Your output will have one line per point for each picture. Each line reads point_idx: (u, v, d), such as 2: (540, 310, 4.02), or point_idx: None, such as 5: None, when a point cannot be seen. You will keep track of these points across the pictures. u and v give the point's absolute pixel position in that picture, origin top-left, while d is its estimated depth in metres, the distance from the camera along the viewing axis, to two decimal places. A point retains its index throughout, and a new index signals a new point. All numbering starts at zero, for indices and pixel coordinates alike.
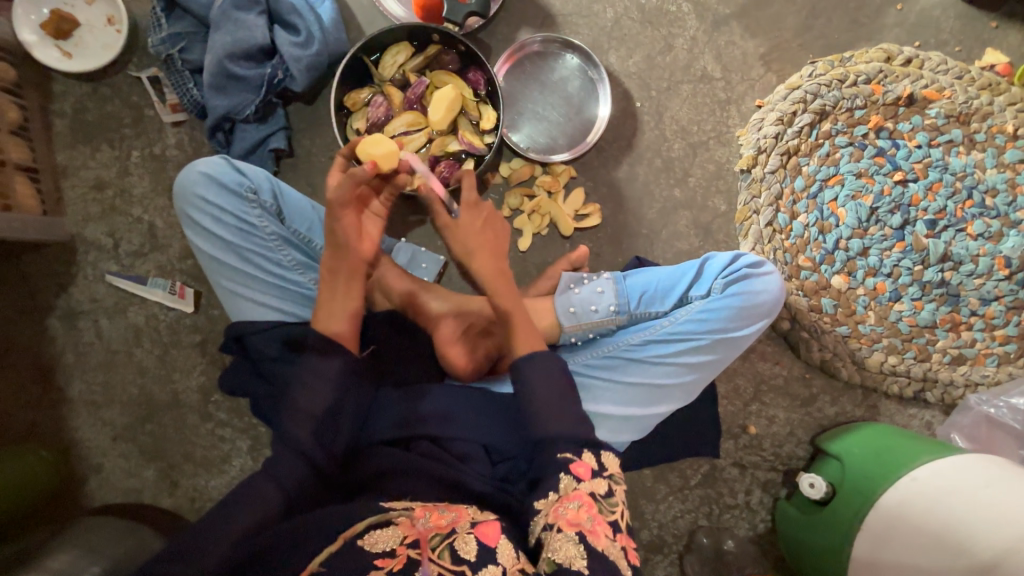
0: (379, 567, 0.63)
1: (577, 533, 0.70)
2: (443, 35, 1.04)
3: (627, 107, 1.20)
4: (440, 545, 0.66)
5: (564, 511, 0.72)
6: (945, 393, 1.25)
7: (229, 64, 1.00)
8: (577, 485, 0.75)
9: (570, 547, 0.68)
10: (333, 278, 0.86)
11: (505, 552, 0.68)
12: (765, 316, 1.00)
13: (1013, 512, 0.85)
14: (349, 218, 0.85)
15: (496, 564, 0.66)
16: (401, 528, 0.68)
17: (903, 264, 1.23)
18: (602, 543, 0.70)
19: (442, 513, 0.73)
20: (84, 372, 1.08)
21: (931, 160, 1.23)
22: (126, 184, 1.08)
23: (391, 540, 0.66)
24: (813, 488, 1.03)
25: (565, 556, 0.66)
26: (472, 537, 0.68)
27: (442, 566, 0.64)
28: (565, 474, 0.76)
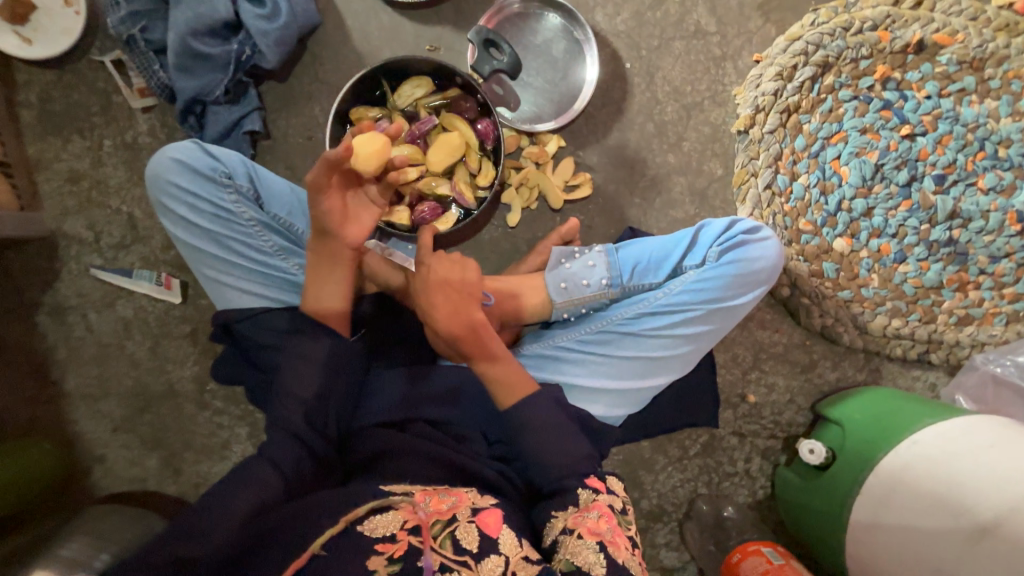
0: (379, 552, 0.62)
1: (597, 542, 0.71)
2: (464, 79, 0.98)
3: (616, 70, 1.14)
4: (441, 533, 0.65)
5: (584, 519, 0.74)
6: (949, 354, 1.22)
7: (193, 42, 0.95)
8: (596, 497, 0.78)
9: (590, 553, 0.69)
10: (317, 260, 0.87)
11: (507, 540, 0.68)
12: (763, 283, 0.96)
13: (1015, 470, 0.84)
14: (332, 204, 0.83)
15: (499, 555, 0.66)
16: (402, 513, 0.67)
17: (909, 223, 1.18)
18: (622, 554, 0.71)
19: (443, 498, 0.72)
20: (79, 367, 1.08)
21: (942, 111, 1.16)
22: (101, 175, 1.05)
23: (392, 525, 0.65)
24: (811, 454, 1.02)
25: (584, 561, 0.68)
26: (474, 526, 0.67)
27: (444, 556, 0.62)
28: (584, 488, 0.79)
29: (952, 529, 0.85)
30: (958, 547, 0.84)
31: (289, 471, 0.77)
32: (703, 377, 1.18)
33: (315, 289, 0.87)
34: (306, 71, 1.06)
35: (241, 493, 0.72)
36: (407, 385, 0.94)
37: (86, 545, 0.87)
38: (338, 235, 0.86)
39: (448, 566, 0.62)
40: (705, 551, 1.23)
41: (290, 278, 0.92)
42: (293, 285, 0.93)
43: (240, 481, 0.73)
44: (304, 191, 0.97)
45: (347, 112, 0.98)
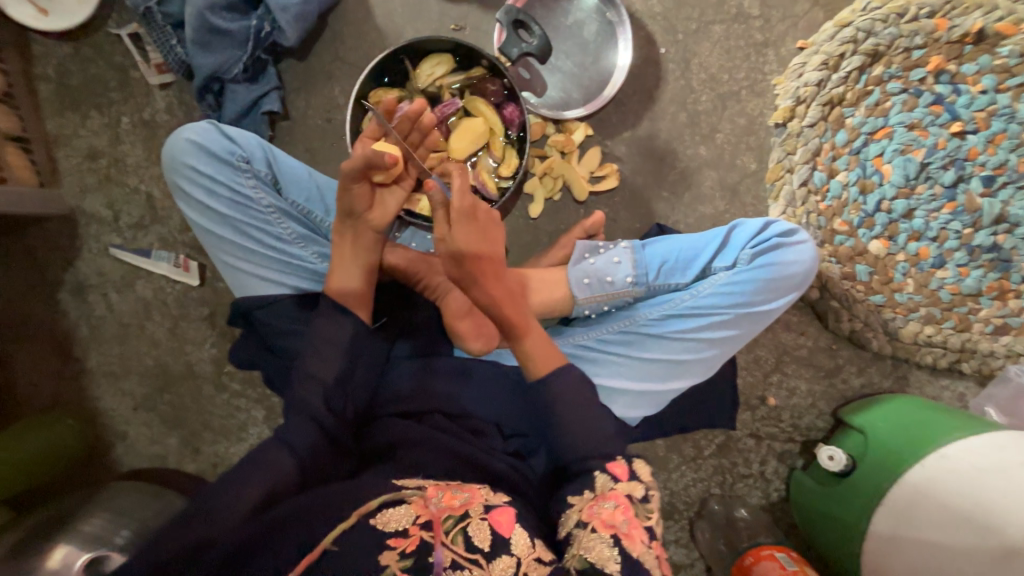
0: (390, 546, 0.59)
1: (611, 536, 0.67)
2: (489, 60, 0.93)
3: (649, 55, 1.08)
4: (453, 528, 0.62)
5: (598, 510, 0.71)
6: (982, 364, 1.18)
7: (210, 16, 0.91)
8: (613, 485, 0.75)
9: (603, 548, 0.65)
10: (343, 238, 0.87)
11: (519, 540, 0.65)
12: (794, 289, 0.93)
13: None
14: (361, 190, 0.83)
15: (511, 555, 0.62)
16: (414, 507, 0.65)
17: (952, 227, 1.12)
18: (638, 548, 0.66)
19: (455, 495, 0.70)
20: (100, 345, 1.09)
21: (997, 107, 1.08)
22: (120, 153, 1.04)
23: (404, 518, 0.62)
24: (831, 461, 1.01)
25: (598, 557, 0.64)
26: (486, 524, 0.65)
27: (455, 552, 0.59)
28: (601, 473, 0.76)
29: (977, 548, 0.82)
30: (983, 567, 0.80)
31: (306, 459, 0.76)
32: (723, 378, 1.16)
33: (340, 270, 0.87)
34: (327, 50, 1.03)
35: (257, 477, 0.71)
36: (419, 371, 0.94)
37: (108, 522, 0.89)
38: (362, 217, 0.86)
39: (460, 563, 0.59)
40: (715, 550, 1.22)
41: (309, 267, 0.91)
42: (311, 274, 0.91)
43: (257, 465, 0.72)
44: (322, 178, 0.95)
45: (367, 93, 0.94)
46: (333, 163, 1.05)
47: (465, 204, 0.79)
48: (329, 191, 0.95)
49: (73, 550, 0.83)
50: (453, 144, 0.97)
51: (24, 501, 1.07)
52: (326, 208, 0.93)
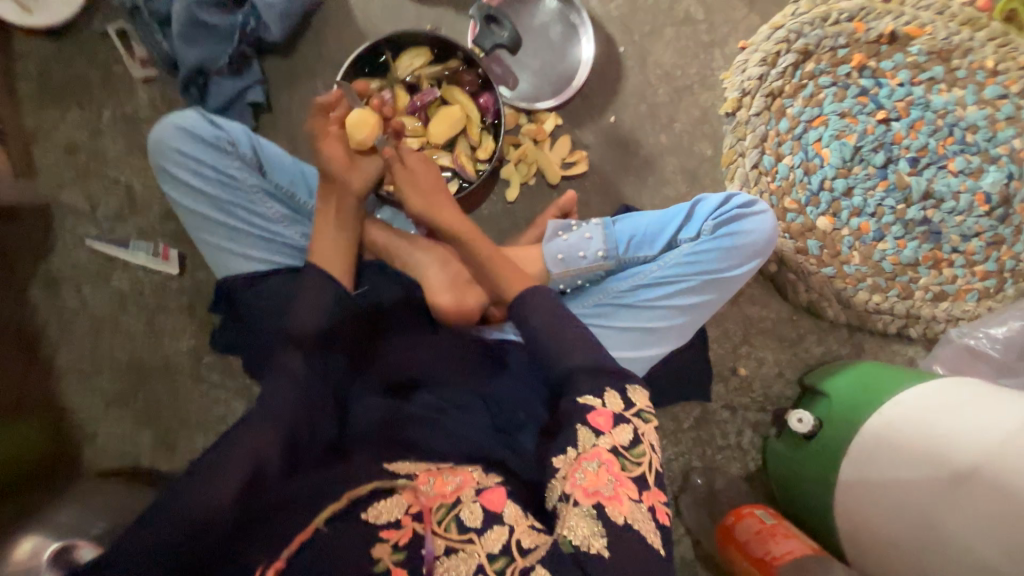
0: (385, 539, 0.62)
1: (595, 505, 0.66)
2: (464, 52, 1.01)
3: (610, 53, 1.18)
4: (444, 518, 0.66)
5: (582, 478, 0.69)
6: (926, 328, 1.29)
7: (198, 11, 0.97)
8: (596, 441, 0.71)
9: (586, 522, 0.65)
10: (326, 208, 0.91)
11: (511, 511, 0.68)
12: (759, 255, 1.01)
13: (984, 420, 0.87)
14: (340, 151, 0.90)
15: (503, 525, 0.66)
16: (405, 496, 0.66)
17: (886, 203, 1.24)
18: (625, 508, 0.67)
19: (447, 478, 0.73)
20: (71, 340, 1.06)
21: (913, 98, 1.23)
22: (100, 146, 1.05)
23: (396, 510, 0.65)
24: (800, 423, 1.09)
25: (583, 538, 0.63)
26: (478, 505, 0.68)
27: (447, 539, 0.64)
28: (582, 428, 0.73)
29: (932, 477, 0.88)
30: (939, 494, 0.86)
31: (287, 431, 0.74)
32: (695, 350, 1.22)
33: (319, 241, 0.89)
34: (310, 47, 1.09)
35: (235, 451, 0.68)
36: (406, 351, 0.96)
37: (79, 514, 0.85)
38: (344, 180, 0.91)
39: (453, 547, 0.64)
40: (699, 523, 1.25)
41: (293, 245, 0.93)
42: (295, 251, 0.93)
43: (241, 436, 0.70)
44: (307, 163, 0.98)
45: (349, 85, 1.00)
46: (316, 153, 1.09)
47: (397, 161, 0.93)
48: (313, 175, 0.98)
49: (42, 541, 0.79)
50: (431, 129, 1.03)
51: None
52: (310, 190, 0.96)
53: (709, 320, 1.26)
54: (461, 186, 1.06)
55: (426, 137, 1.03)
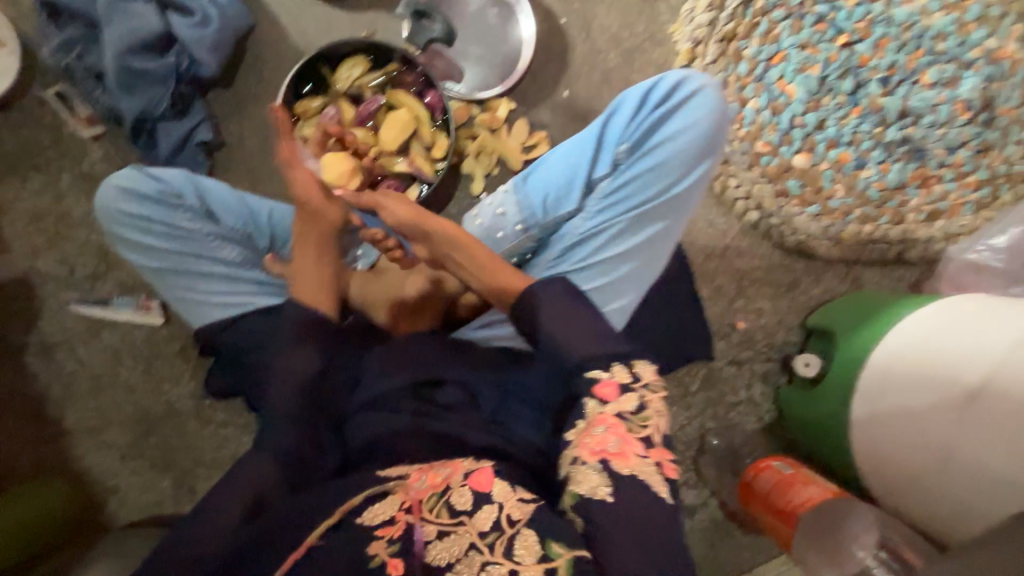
0: (380, 536, 0.64)
1: (600, 462, 0.67)
2: (399, 53, 0.99)
3: (552, 26, 1.15)
4: (436, 505, 0.65)
5: (589, 439, 0.69)
6: (924, 250, 1.25)
7: (128, 60, 0.95)
8: (602, 408, 0.71)
9: (593, 477, 0.66)
10: (304, 236, 0.91)
11: (500, 489, 0.67)
12: (701, 154, 0.93)
13: (989, 331, 0.84)
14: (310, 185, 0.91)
15: (493, 503, 0.66)
16: (399, 495, 0.68)
17: (862, 129, 1.20)
18: (630, 463, 0.67)
19: (439, 470, 0.72)
20: (74, 402, 1.08)
21: (874, 15, 1.18)
22: (65, 208, 1.06)
23: (391, 508, 0.66)
24: (807, 367, 1.13)
25: (589, 488, 0.65)
26: (467, 489, 0.67)
27: (439, 524, 0.64)
28: (589, 398, 0.72)
29: (941, 400, 0.85)
30: (949, 416, 0.84)
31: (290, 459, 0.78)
32: (689, 311, 1.20)
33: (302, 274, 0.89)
34: (251, 75, 1.08)
35: (237, 492, 0.74)
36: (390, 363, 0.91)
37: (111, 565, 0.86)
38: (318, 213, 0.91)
39: (445, 530, 0.63)
40: (723, 482, 1.23)
41: (257, 284, 0.96)
42: (261, 289, 0.96)
43: (240, 475, 0.75)
44: (255, 200, 1.00)
45: (293, 106, 1.00)
46: (276, 180, 1.09)
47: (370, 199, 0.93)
48: (262, 208, 0.99)
49: None
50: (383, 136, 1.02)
51: None
52: (262, 225, 0.98)
53: (698, 278, 1.24)
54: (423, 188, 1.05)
55: (379, 145, 1.02)
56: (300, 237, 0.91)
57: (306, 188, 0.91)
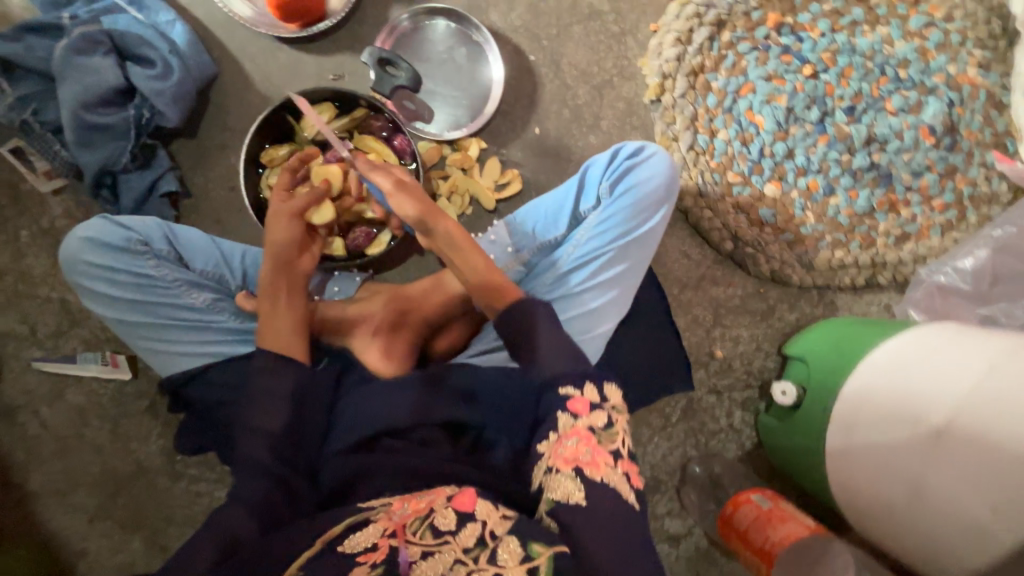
0: (362, 563, 0.61)
1: (573, 469, 0.70)
2: (365, 100, 0.98)
3: (521, 64, 1.15)
4: (420, 526, 0.63)
5: (562, 449, 0.72)
6: (895, 273, 1.26)
7: (85, 115, 0.93)
8: (574, 422, 0.73)
9: (569, 482, 0.69)
10: (275, 283, 0.87)
11: (483, 507, 0.66)
12: (663, 200, 1.02)
13: (948, 369, 0.87)
14: (290, 230, 0.88)
15: (476, 521, 0.64)
16: (381, 523, 0.65)
17: (830, 157, 1.22)
18: (602, 472, 0.70)
19: (421, 497, 0.70)
20: (40, 464, 1.05)
21: (838, 45, 1.20)
22: (24, 267, 1.03)
23: (372, 535, 0.63)
24: (784, 395, 1.07)
25: (564, 492, 0.68)
26: (450, 509, 0.65)
27: (424, 545, 0.62)
28: (561, 413, 0.74)
29: (910, 439, 0.87)
30: (918, 453, 0.85)
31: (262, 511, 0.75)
32: (667, 343, 1.20)
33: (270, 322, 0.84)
34: (215, 123, 1.06)
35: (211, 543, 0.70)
36: (361, 399, 0.88)
37: None
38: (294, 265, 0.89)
39: (429, 551, 0.61)
40: (705, 511, 1.24)
41: (230, 329, 0.91)
42: (234, 335, 0.91)
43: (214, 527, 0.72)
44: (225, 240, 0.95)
45: (258, 155, 0.98)
46: (245, 228, 1.07)
47: (391, 180, 0.86)
48: (233, 250, 0.95)
49: None
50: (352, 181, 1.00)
51: None
52: (235, 268, 0.94)
53: (675, 309, 1.24)
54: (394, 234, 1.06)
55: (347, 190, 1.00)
56: (269, 283, 0.87)
57: (286, 233, 0.88)
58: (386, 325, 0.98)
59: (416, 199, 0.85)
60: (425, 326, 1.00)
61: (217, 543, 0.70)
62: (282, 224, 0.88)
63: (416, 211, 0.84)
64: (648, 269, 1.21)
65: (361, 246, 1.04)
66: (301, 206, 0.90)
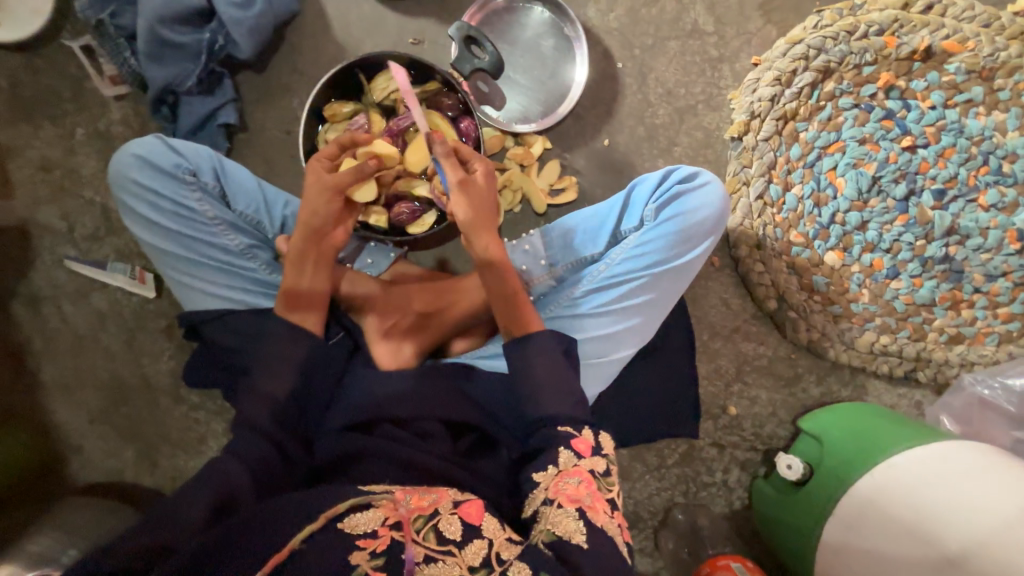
0: (362, 547, 0.59)
1: (577, 509, 0.68)
2: (442, 75, 0.95)
3: (606, 68, 1.09)
4: (425, 527, 0.63)
5: (564, 486, 0.71)
6: (937, 372, 1.19)
7: (162, 30, 0.91)
8: (577, 461, 0.73)
9: (571, 521, 0.66)
10: (303, 255, 0.86)
11: (489, 525, 0.66)
12: (710, 233, 0.95)
13: (976, 501, 0.86)
14: (331, 205, 0.85)
15: (482, 538, 0.64)
16: (382, 510, 0.64)
17: (904, 238, 1.14)
18: (602, 519, 0.68)
19: (423, 496, 0.70)
20: (54, 357, 1.07)
21: (946, 122, 1.11)
22: (74, 164, 1.03)
23: (373, 521, 0.61)
24: (789, 470, 1.02)
25: (566, 530, 0.65)
26: (456, 518, 0.66)
27: (428, 548, 0.61)
28: (564, 449, 0.74)
29: (921, 559, 0.86)
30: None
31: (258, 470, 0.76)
32: (683, 387, 1.16)
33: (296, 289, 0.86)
34: (285, 62, 1.03)
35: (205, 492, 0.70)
36: (368, 381, 0.88)
37: (53, 541, 0.89)
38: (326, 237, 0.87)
39: (432, 557, 0.60)
40: (678, 559, 1.22)
41: (259, 278, 0.91)
42: (262, 285, 0.91)
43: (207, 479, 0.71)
44: (272, 187, 0.94)
45: (323, 109, 0.95)
46: (291, 175, 1.05)
47: (459, 177, 0.83)
48: (276, 199, 0.94)
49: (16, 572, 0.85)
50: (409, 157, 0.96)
51: None
52: (275, 216, 0.93)
53: (699, 354, 1.20)
54: (439, 217, 1.02)
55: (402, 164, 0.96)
56: (298, 253, 0.86)
57: (326, 207, 0.85)
58: (407, 313, 0.97)
59: (474, 204, 0.84)
60: (449, 326, 0.99)
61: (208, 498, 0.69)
62: (323, 196, 0.84)
63: (469, 216, 0.84)
64: (683, 308, 1.17)
65: (403, 224, 1.01)
66: (348, 181, 0.85)
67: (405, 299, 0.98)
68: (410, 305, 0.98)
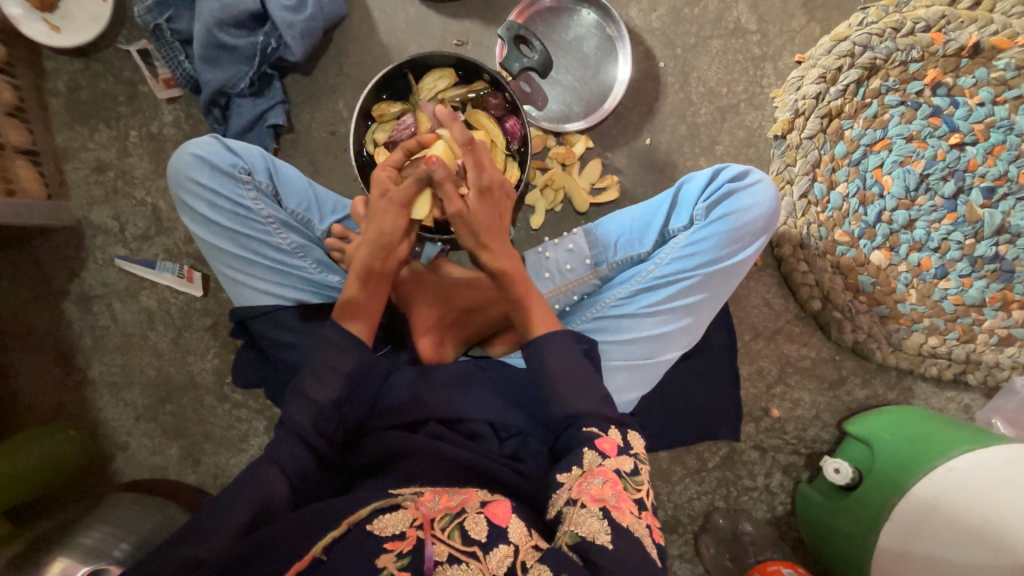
0: (389, 551, 0.57)
1: (601, 509, 0.64)
2: (490, 74, 0.95)
3: (649, 69, 1.11)
4: (450, 525, 0.60)
5: (588, 486, 0.67)
6: (989, 375, 1.15)
7: (218, 33, 0.95)
8: (602, 461, 0.69)
9: (594, 521, 0.62)
10: (367, 268, 0.80)
11: (517, 529, 0.62)
12: (761, 232, 0.94)
13: None
14: (396, 223, 0.79)
15: (509, 544, 0.60)
16: (410, 511, 0.61)
17: (953, 237, 1.11)
18: (627, 519, 0.65)
19: (452, 495, 0.66)
20: (102, 355, 1.09)
21: (995, 119, 1.09)
22: (127, 166, 1.07)
23: (401, 523, 0.59)
24: (837, 474, 1.01)
25: (589, 530, 0.62)
26: (482, 517, 0.62)
27: (451, 547, 0.58)
28: (589, 449, 0.70)
29: (990, 565, 0.81)
30: None
31: (296, 477, 0.72)
32: (726, 387, 1.14)
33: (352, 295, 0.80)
34: (332, 65, 1.06)
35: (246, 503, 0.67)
36: (416, 380, 0.86)
37: (106, 534, 0.88)
38: (390, 252, 0.81)
39: (456, 557, 0.57)
40: (720, 567, 1.19)
41: (308, 277, 0.90)
42: (311, 284, 0.91)
43: (246, 487, 0.68)
44: (321, 188, 0.97)
45: (371, 108, 0.97)
46: (336, 175, 1.07)
47: (455, 207, 0.74)
48: (327, 200, 0.97)
49: (72, 563, 0.83)
50: None
51: (28, 509, 1.08)
52: (325, 215, 0.96)
53: (741, 356, 1.18)
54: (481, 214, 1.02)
55: None
56: (363, 267, 0.80)
57: (394, 223, 0.78)
58: (449, 311, 0.97)
59: (472, 231, 0.76)
60: (489, 323, 0.99)
61: (251, 508, 0.66)
62: (391, 212, 0.78)
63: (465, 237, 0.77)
64: (725, 307, 1.16)
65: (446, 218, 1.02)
66: (409, 196, 0.77)
67: (446, 292, 0.98)
68: (452, 300, 0.98)
